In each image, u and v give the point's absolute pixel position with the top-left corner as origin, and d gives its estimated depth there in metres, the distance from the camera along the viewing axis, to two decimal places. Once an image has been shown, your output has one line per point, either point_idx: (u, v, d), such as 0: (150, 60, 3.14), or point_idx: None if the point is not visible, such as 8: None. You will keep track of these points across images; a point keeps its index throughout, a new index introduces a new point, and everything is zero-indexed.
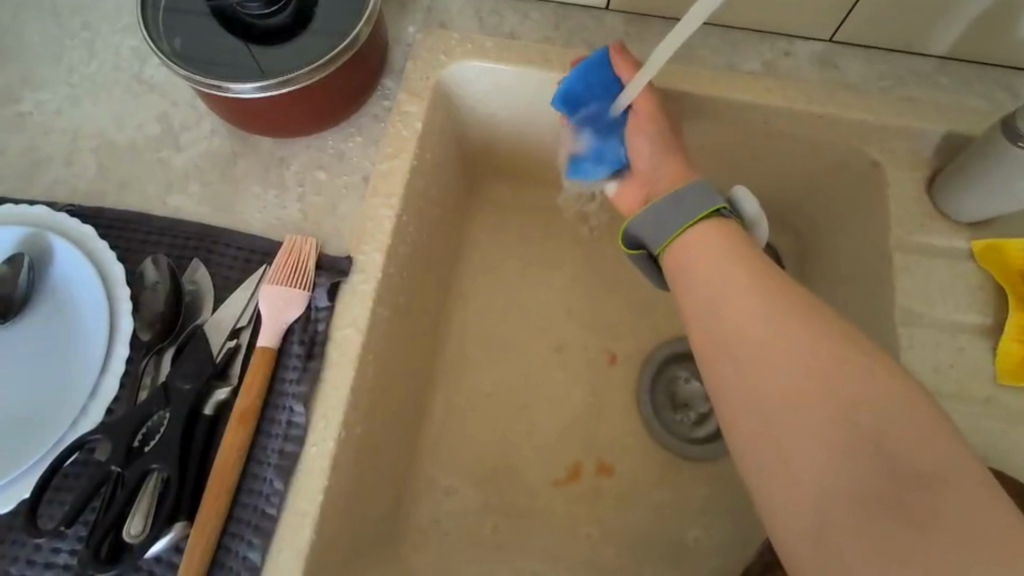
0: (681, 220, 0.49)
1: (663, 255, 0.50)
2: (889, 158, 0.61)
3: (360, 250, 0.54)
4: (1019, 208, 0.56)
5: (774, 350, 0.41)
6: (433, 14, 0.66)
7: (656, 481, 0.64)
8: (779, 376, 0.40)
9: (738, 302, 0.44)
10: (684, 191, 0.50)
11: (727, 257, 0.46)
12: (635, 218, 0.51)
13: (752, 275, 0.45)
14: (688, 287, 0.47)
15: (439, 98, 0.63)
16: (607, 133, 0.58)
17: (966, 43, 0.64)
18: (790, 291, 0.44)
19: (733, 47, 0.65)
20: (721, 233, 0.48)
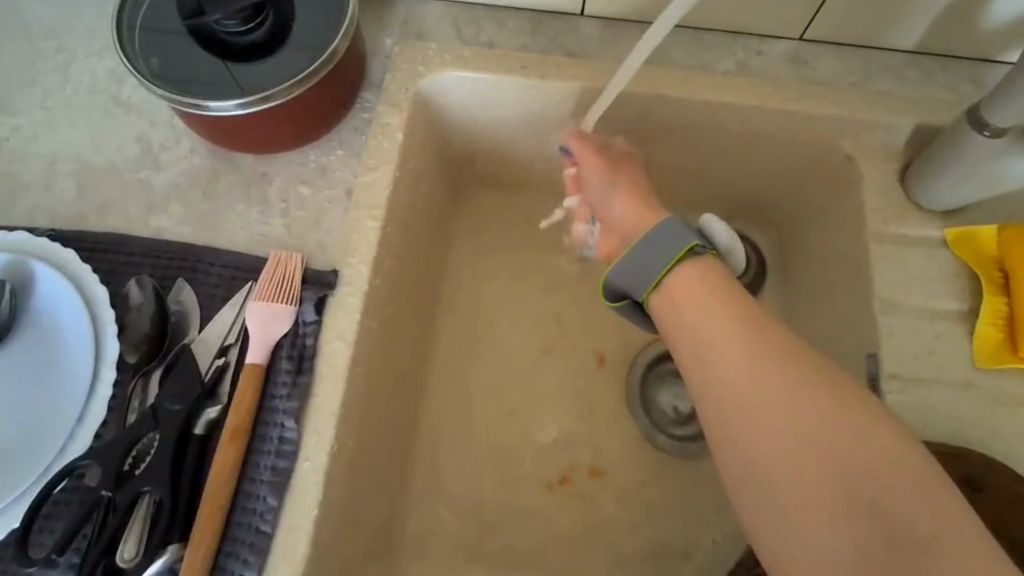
0: (659, 265, 0.48)
1: (648, 303, 0.49)
2: (861, 151, 0.63)
3: (346, 263, 0.54)
4: (988, 195, 0.57)
5: (767, 392, 0.41)
6: (411, 25, 0.67)
7: (648, 480, 0.64)
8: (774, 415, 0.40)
9: (729, 349, 0.43)
10: (656, 232, 0.49)
11: (712, 303, 0.45)
12: (612, 268, 0.50)
13: (738, 318, 0.44)
14: (676, 335, 0.46)
15: (420, 108, 0.63)
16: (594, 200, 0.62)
17: (932, 37, 0.66)
18: (775, 331, 0.43)
19: (706, 48, 0.67)
20: (699, 276, 0.47)
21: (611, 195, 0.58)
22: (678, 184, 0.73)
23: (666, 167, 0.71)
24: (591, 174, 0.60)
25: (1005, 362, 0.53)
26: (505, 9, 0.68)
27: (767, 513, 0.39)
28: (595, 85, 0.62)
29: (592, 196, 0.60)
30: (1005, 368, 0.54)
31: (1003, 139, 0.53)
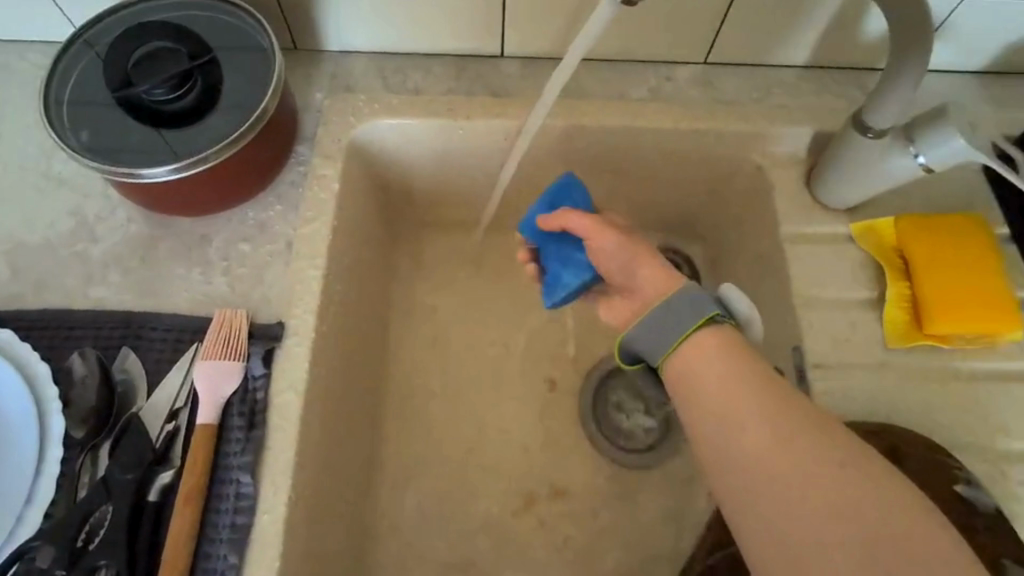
0: (676, 332, 0.46)
1: (663, 370, 0.47)
2: (769, 161, 0.68)
3: (292, 313, 0.55)
4: (882, 189, 0.63)
5: (783, 468, 0.40)
6: (339, 79, 0.69)
7: (608, 494, 0.67)
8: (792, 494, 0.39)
9: (745, 424, 0.42)
10: (675, 297, 0.47)
11: (727, 374, 0.44)
12: (627, 333, 0.49)
13: (752, 388, 0.43)
14: (688, 406, 0.45)
15: (354, 156, 0.66)
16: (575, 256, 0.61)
17: (820, 52, 0.72)
18: (792, 403, 0.42)
19: (619, 78, 0.71)
20: (717, 345, 0.45)
21: (633, 264, 0.57)
22: (610, 206, 0.77)
23: (596, 191, 0.75)
24: (603, 242, 0.58)
25: (916, 340, 0.58)
26: (428, 56, 0.71)
27: None
28: (518, 121, 0.65)
29: (605, 262, 0.59)
30: (917, 346, 0.58)
31: (888, 137, 0.58)
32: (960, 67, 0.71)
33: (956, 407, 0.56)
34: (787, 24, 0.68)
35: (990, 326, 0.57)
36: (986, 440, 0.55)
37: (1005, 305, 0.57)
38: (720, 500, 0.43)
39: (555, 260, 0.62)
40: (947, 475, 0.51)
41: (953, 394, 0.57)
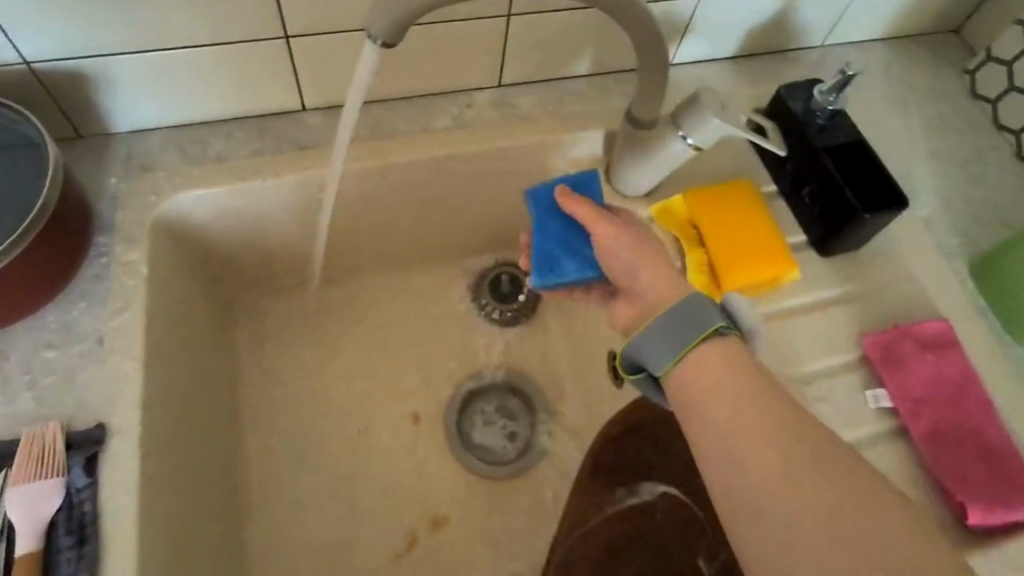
0: (681, 344, 0.48)
1: (667, 379, 0.48)
2: (573, 167, 0.75)
3: (113, 413, 0.53)
4: (670, 170, 0.70)
5: (788, 483, 0.41)
6: (134, 158, 0.66)
7: (481, 510, 0.72)
8: (793, 509, 0.41)
9: (758, 440, 0.43)
10: (678, 310, 0.48)
11: (736, 389, 0.45)
12: (631, 341, 0.50)
13: (758, 405, 0.45)
14: (692, 413, 0.46)
15: (162, 235, 0.63)
16: (577, 249, 0.59)
17: (597, 62, 0.77)
18: (804, 426, 0.43)
19: (424, 112, 0.73)
20: (725, 359, 0.47)
21: (639, 265, 0.54)
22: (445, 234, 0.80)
23: (426, 223, 0.78)
24: (616, 234, 0.56)
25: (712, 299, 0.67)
26: (227, 120, 0.69)
27: None
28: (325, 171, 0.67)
29: (614, 254, 0.56)
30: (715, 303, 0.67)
31: (658, 125, 0.66)
32: (714, 56, 0.82)
33: None
34: (564, 40, 0.72)
35: (769, 273, 0.66)
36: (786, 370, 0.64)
37: (777, 251, 0.66)
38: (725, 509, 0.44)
39: (552, 243, 0.59)
40: None
41: None
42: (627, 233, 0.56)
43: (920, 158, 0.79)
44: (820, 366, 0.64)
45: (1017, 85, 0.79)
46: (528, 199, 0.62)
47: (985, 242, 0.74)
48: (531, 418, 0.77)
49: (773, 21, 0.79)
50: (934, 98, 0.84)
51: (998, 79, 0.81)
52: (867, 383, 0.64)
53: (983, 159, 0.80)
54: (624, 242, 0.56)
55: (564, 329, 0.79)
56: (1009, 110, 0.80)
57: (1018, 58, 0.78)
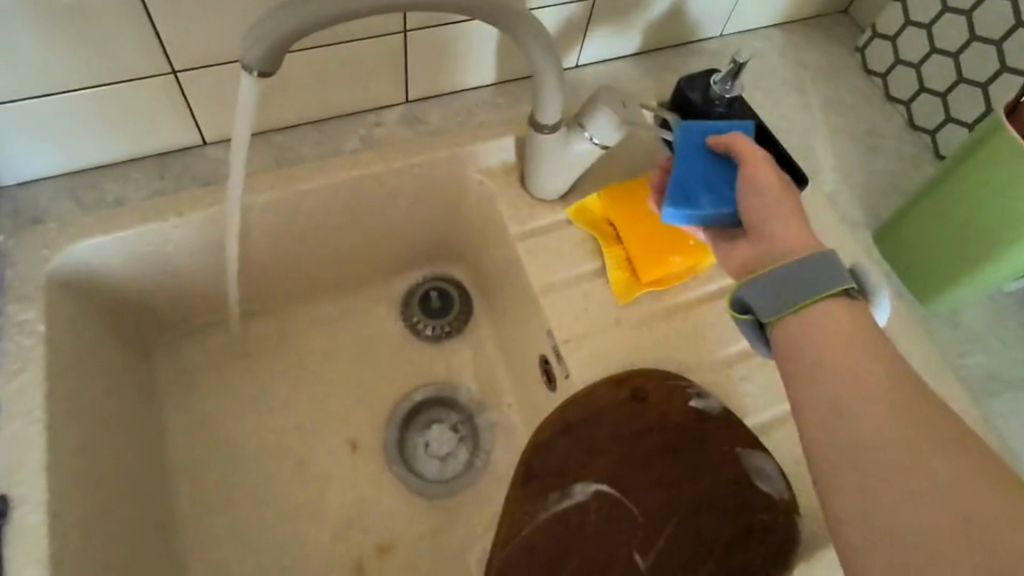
0: (811, 290, 0.44)
1: (776, 326, 0.44)
2: (486, 175, 0.73)
3: (14, 483, 0.50)
4: (581, 170, 0.69)
5: (902, 449, 0.37)
6: (24, 212, 0.63)
7: (427, 530, 0.73)
8: (903, 476, 0.36)
9: (887, 408, 0.38)
10: (813, 260, 0.45)
11: (872, 353, 0.41)
12: (748, 280, 0.46)
13: (890, 374, 0.40)
14: (804, 364, 0.42)
15: (59, 290, 0.60)
16: (712, 189, 0.54)
17: (501, 70, 0.76)
18: (934, 410, 0.38)
19: (331, 135, 0.72)
20: (854, 323, 0.42)
21: (771, 209, 0.50)
22: (368, 255, 0.79)
23: (346, 246, 0.76)
24: (765, 174, 0.52)
25: (636, 293, 0.67)
26: (122, 162, 0.66)
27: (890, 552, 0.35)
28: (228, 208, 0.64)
29: (752, 194, 0.52)
30: (640, 296, 0.67)
31: (562, 129, 0.65)
32: (622, 52, 0.83)
33: (681, 335, 0.66)
34: (465, 50, 0.71)
35: (686, 259, 0.67)
36: (708, 354, 0.65)
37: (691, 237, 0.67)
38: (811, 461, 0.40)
39: (695, 176, 0.55)
40: (681, 395, 0.59)
41: (678, 327, 0.66)
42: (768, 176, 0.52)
43: (820, 136, 0.83)
44: (742, 346, 0.66)
45: (902, 58, 0.82)
46: (680, 130, 0.57)
47: (884, 211, 0.78)
48: (467, 428, 0.78)
49: (671, 16, 0.80)
50: (830, 77, 0.88)
51: (886, 54, 0.85)
52: None
53: (878, 132, 0.84)
54: (760, 187, 0.51)
55: (498, 339, 0.79)
56: (898, 82, 0.84)
57: (900, 32, 0.82)
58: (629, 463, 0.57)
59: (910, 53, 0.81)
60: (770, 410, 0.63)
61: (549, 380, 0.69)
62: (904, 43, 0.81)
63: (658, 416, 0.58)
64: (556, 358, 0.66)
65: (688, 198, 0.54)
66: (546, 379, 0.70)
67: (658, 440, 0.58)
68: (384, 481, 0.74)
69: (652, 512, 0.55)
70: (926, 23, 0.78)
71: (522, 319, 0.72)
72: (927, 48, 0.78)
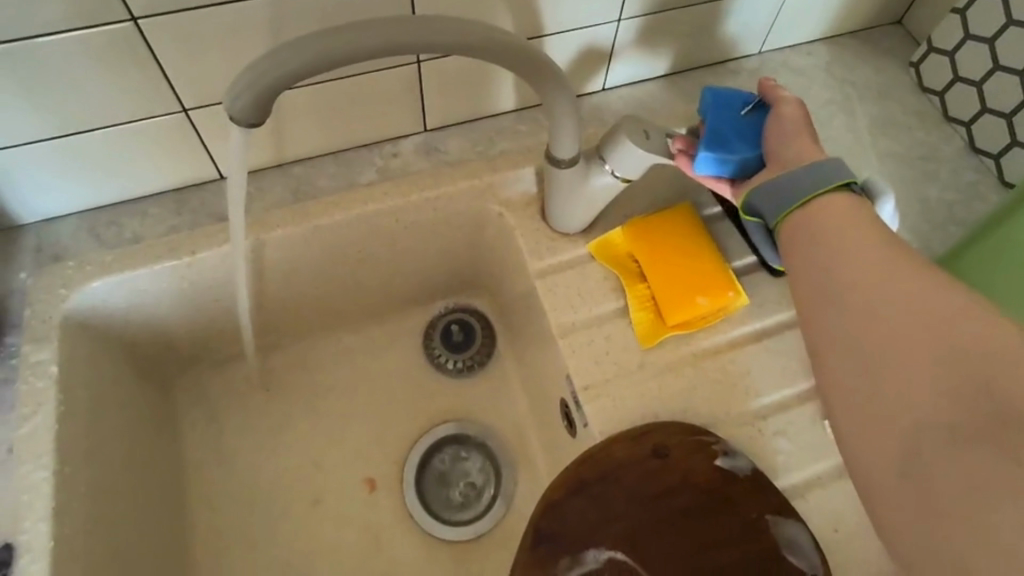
0: (814, 187, 0.47)
1: (782, 225, 0.48)
2: (506, 207, 0.69)
3: (21, 528, 0.51)
4: (601, 207, 0.65)
5: (893, 311, 0.40)
6: (45, 249, 0.64)
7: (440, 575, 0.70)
8: (902, 333, 0.38)
9: (874, 269, 0.42)
10: (818, 163, 0.48)
11: (861, 222, 0.45)
12: (757, 187, 0.50)
13: (874, 239, 0.44)
14: (800, 250, 0.46)
15: (75, 328, 0.61)
16: (748, 137, 0.53)
17: (524, 95, 0.73)
18: (922, 274, 0.40)
19: (347, 166, 0.70)
20: (849, 204, 0.46)
21: (792, 147, 0.51)
22: (387, 286, 0.77)
23: (365, 278, 0.75)
24: (789, 115, 0.53)
25: (661, 336, 0.63)
26: (141, 198, 0.67)
27: (870, 394, 0.39)
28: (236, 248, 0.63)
29: (776, 131, 0.53)
30: (665, 339, 0.63)
31: (581, 162, 0.61)
32: (651, 73, 0.78)
33: (711, 383, 0.61)
34: (482, 76, 0.68)
35: (715, 301, 0.62)
36: (741, 405, 0.61)
37: (721, 277, 0.63)
38: (808, 334, 0.45)
39: (728, 125, 0.54)
40: (707, 452, 0.56)
41: (707, 373, 0.62)
42: (798, 145, 0.51)
43: (869, 160, 0.76)
44: (777, 397, 0.61)
45: (961, 76, 0.75)
46: (707, 91, 0.56)
47: (940, 245, 0.71)
48: (478, 451, 0.76)
49: (704, 35, 0.75)
50: (881, 94, 0.81)
51: (944, 70, 0.77)
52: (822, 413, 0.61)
53: (934, 155, 0.77)
54: (780, 125, 0.53)
55: (522, 375, 0.76)
56: (959, 101, 0.77)
57: (960, 47, 0.74)
58: (648, 523, 0.53)
59: (971, 70, 0.74)
60: (804, 469, 0.59)
61: (570, 425, 0.65)
62: (965, 60, 0.74)
63: (680, 476, 0.55)
64: (576, 405, 0.62)
65: (726, 143, 0.53)
66: (568, 424, 0.66)
67: (681, 502, 0.54)
68: (398, 522, 0.72)
69: None
70: (988, 38, 0.71)
71: (542, 360, 0.69)
72: (990, 64, 0.71)
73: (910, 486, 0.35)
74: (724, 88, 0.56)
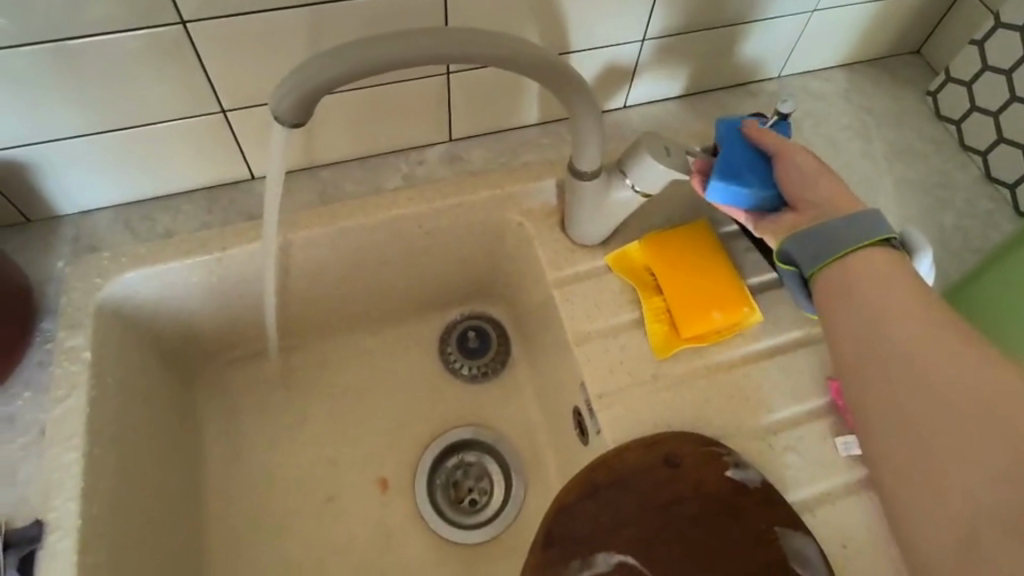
0: (855, 241, 0.48)
1: (821, 275, 0.49)
2: (527, 217, 0.71)
3: (51, 506, 0.52)
4: (619, 221, 0.67)
5: (945, 381, 0.40)
6: (82, 241, 0.66)
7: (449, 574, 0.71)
8: (951, 398, 0.40)
9: (921, 329, 0.43)
10: (858, 217, 0.49)
11: (903, 279, 0.46)
12: (795, 235, 0.50)
13: (918, 299, 0.45)
14: (843, 301, 0.47)
15: (109, 316, 0.63)
16: (761, 169, 0.55)
17: (547, 110, 0.75)
18: (965, 339, 0.42)
19: (374, 173, 0.72)
20: (889, 261, 0.47)
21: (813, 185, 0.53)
22: (406, 289, 0.79)
23: (386, 280, 0.77)
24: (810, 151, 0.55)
25: (674, 348, 0.64)
26: (176, 196, 0.69)
27: (918, 454, 0.40)
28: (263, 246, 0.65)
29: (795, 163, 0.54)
30: (678, 352, 0.64)
31: (602, 175, 0.63)
32: (670, 93, 0.80)
33: (723, 397, 0.62)
34: (508, 90, 0.70)
35: (729, 315, 0.64)
36: (751, 420, 0.61)
37: (735, 293, 0.64)
38: (849, 384, 0.45)
39: (743, 155, 0.55)
40: (718, 463, 0.56)
41: (719, 385, 0.63)
42: (817, 183, 0.53)
43: (884, 185, 0.77)
44: (788, 412, 0.62)
45: (978, 106, 0.77)
46: (722, 121, 0.57)
47: (955, 270, 0.72)
48: (481, 452, 0.77)
49: (725, 59, 0.78)
50: (898, 121, 0.82)
51: (960, 100, 0.79)
52: (833, 430, 0.61)
53: (950, 182, 0.78)
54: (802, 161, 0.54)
55: (535, 382, 0.77)
56: (974, 130, 0.78)
57: (977, 78, 0.76)
58: (655, 532, 0.54)
59: (988, 100, 0.75)
60: (814, 484, 0.59)
61: (582, 433, 0.67)
62: (982, 89, 0.76)
63: (690, 485, 0.56)
64: (589, 412, 0.64)
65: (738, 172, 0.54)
66: (580, 432, 0.67)
67: (690, 510, 0.55)
68: (410, 522, 0.73)
69: None
70: (1006, 69, 0.72)
71: (556, 368, 0.70)
72: (1007, 95, 0.73)
73: (965, 555, 0.36)
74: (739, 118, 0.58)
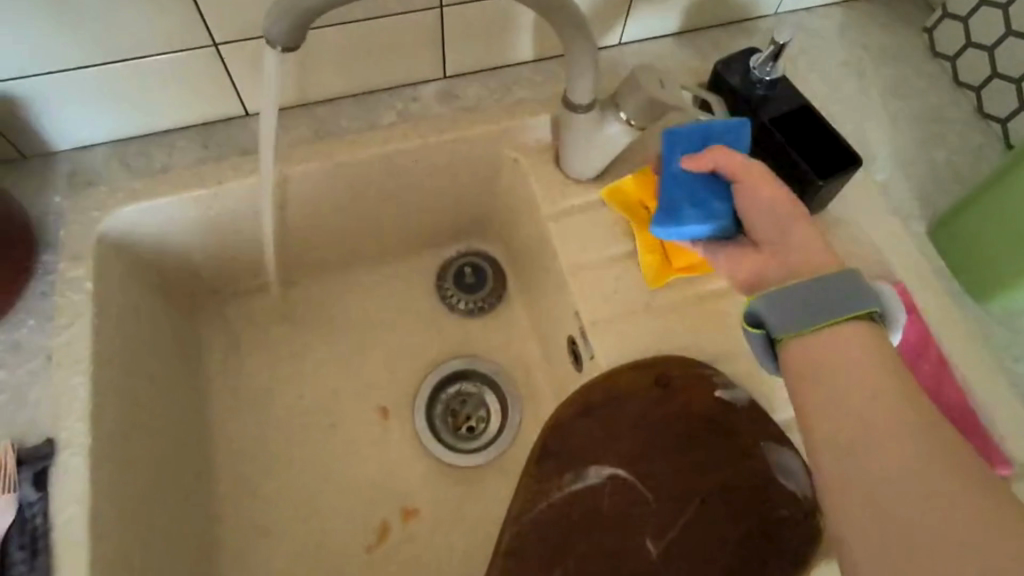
0: (833, 309, 0.42)
1: (789, 339, 0.43)
2: (521, 152, 0.72)
3: (62, 427, 0.54)
4: (614, 155, 0.67)
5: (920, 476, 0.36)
6: (79, 175, 0.66)
7: (448, 497, 0.74)
8: (928, 496, 0.35)
9: (901, 417, 0.38)
10: (837, 281, 0.43)
11: (884, 360, 0.41)
12: (766, 294, 0.44)
13: (904, 381, 0.40)
14: (815, 372, 0.42)
15: (110, 250, 0.64)
16: (711, 201, 0.53)
17: (542, 45, 0.74)
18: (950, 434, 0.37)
19: (369, 109, 0.72)
20: (869, 337, 0.42)
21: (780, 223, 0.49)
22: (403, 227, 0.79)
23: (382, 218, 0.77)
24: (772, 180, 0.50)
25: (668, 277, 0.64)
26: (170, 132, 0.69)
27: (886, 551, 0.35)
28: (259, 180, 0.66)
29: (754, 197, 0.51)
30: (672, 281, 0.65)
31: (596, 109, 0.63)
32: (666, 30, 0.80)
33: (713, 323, 0.64)
34: (503, 25, 0.70)
35: None
36: (740, 344, 0.63)
37: None
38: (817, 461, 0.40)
39: (687, 189, 0.53)
40: (708, 384, 0.58)
41: (709, 312, 0.64)
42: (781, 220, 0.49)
43: (878, 121, 0.78)
44: None
45: (974, 41, 0.76)
46: (666, 143, 0.54)
47: (943, 203, 0.73)
48: (479, 385, 0.79)
49: None
50: (893, 58, 0.82)
51: (957, 35, 0.78)
52: None
53: (943, 118, 0.78)
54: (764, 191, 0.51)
55: (530, 318, 0.79)
56: (969, 66, 0.78)
57: (974, 12, 0.76)
58: (645, 448, 0.57)
59: (984, 35, 0.75)
60: None
61: (576, 360, 0.68)
62: (978, 24, 0.75)
63: (681, 404, 0.57)
64: (582, 339, 0.65)
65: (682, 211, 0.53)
66: (574, 360, 0.69)
67: (680, 428, 0.57)
68: (409, 451, 0.76)
69: (666, 501, 0.56)
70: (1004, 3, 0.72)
71: (551, 300, 0.71)
72: (1003, 30, 0.73)
73: None
74: (686, 134, 0.54)
